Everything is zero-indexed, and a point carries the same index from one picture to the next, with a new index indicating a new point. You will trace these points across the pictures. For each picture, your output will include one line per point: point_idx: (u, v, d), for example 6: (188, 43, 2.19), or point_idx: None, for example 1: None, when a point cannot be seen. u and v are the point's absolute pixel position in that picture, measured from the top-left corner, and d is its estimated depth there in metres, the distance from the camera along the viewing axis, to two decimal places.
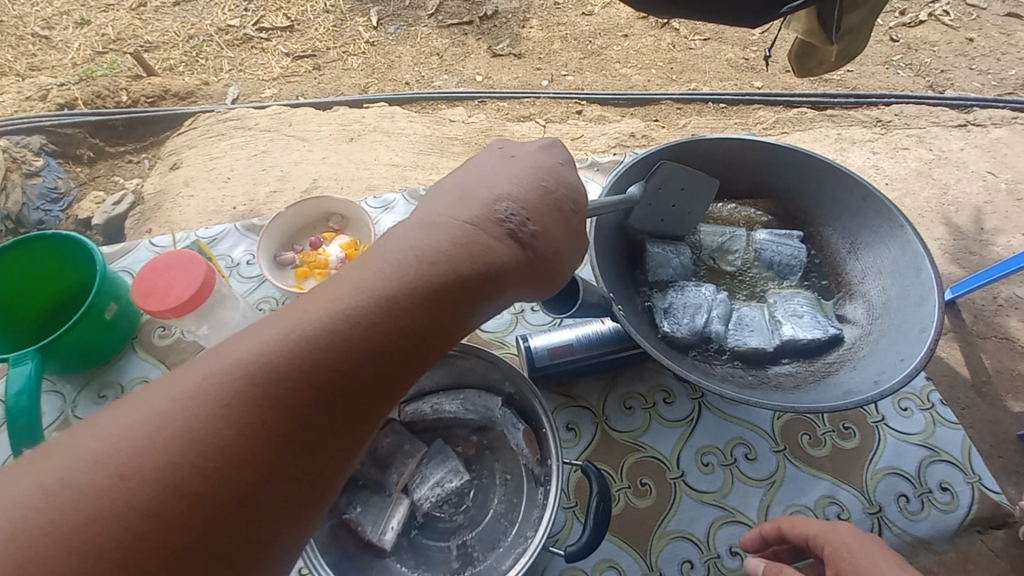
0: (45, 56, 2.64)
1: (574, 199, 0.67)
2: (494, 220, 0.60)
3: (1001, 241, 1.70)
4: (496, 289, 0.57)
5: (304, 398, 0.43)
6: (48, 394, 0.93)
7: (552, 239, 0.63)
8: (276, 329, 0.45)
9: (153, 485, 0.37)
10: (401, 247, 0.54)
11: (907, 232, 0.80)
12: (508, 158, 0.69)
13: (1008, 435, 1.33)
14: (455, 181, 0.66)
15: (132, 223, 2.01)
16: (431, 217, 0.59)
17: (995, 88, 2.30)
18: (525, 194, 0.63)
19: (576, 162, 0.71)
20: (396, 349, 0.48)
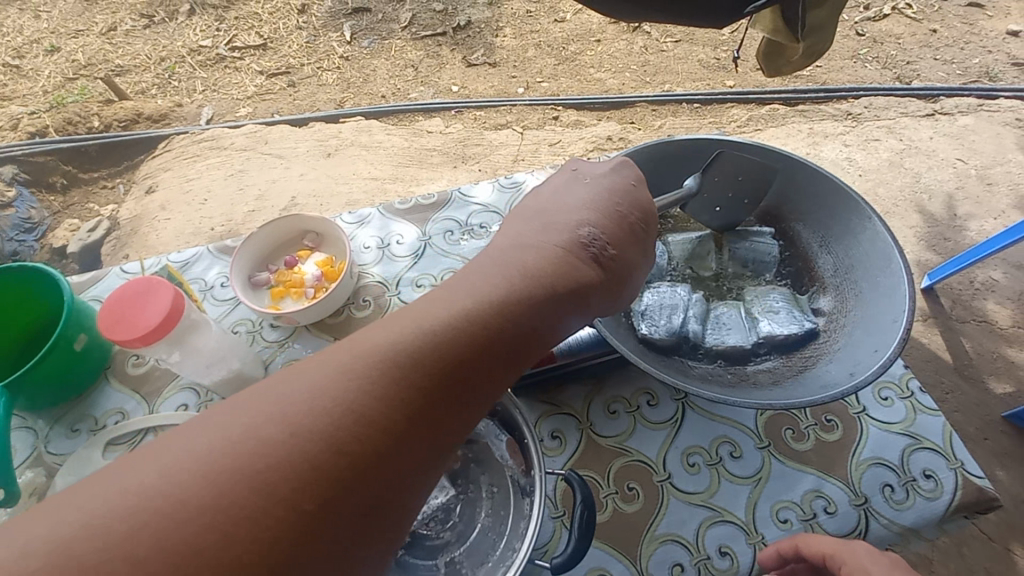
0: (15, 84, 2.61)
1: (651, 214, 0.68)
2: (575, 241, 0.60)
3: (974, 226, 1.73)
4: (575, 312, 0.57)
5: (422, 393, 0.44)
6: (20, 430, 0.91)
7: (630, 253, 0.64)
8: (402, 325, 0.47)
9: (282, 464, 0.38)
10: (487, 271, 0.55)
11: (875, 224, 0.80)
12: (584, 178, 0.70)
13: (993, 416, 1.35)
14: (534, 204, 0.67)
15: (108, 250, 1.98)
16: (514, 240, 0.60)
17: (960, 76, 2.35)
18: (607, 216, 0.64)
19: (646, 180, 0.70)
20: (496, 355, 0.49)
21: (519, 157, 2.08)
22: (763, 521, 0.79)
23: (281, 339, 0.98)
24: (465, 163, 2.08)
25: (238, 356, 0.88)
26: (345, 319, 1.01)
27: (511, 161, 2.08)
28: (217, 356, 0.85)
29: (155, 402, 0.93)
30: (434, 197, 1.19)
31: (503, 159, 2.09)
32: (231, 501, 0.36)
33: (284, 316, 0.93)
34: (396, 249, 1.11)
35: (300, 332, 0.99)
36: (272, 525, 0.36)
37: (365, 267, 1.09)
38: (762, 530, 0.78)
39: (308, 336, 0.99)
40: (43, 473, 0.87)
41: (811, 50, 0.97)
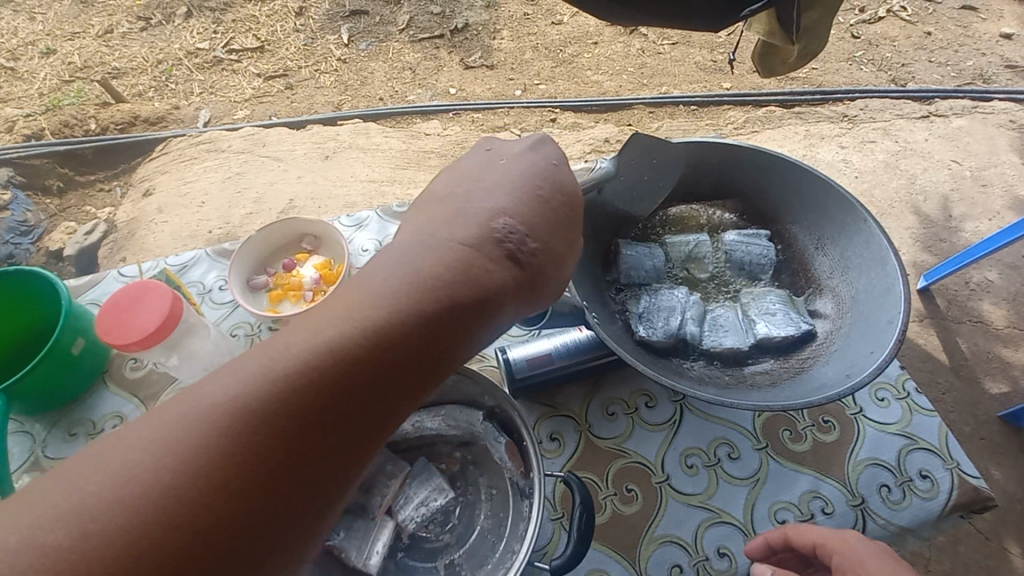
0: (10, 86, 2.60)
1: (572, 203, 0.65)
2: (488, 234, 0.57)
3: (969, 227, 1.74)
4: (494, 309, 0.54)
5: (303, 422, 0.42)
6: (16, 435, 0.91)
7: (548, 248, 0.61)
8: (279, 347, 0.44)
9: (148, 515, 0.37)
10: (386, 268, 0.51)
11: (871, 226, 0.81)
12: (500, 163, 0.66)
13: (989, 415, 1.36)
14: (446, 193, 0.63)
15: (105, 252, 1.98)
16: (422, 235, 0.57)
17: (954, 79, 2.36)
18: (524, 206, 0.61)
19: (566, 160, 0.67)
20: (392, 369, 0.46)
21: None
22: (761, 521, 0.79)
23: None
24: None
25: (236, 359, 0.88)
26: None
27: None
28: (215, 361, 0.85)
29: (153, 406, 0.93)
30: None
31: None
32: (103, 554, 0.35)
33: (283, 319, 0.93)
34: None
35: None
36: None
37: (363, 269, 1.09)
38: (760, 530, 0.79)
39: None
40: None
41: (805, 51, 0.98)
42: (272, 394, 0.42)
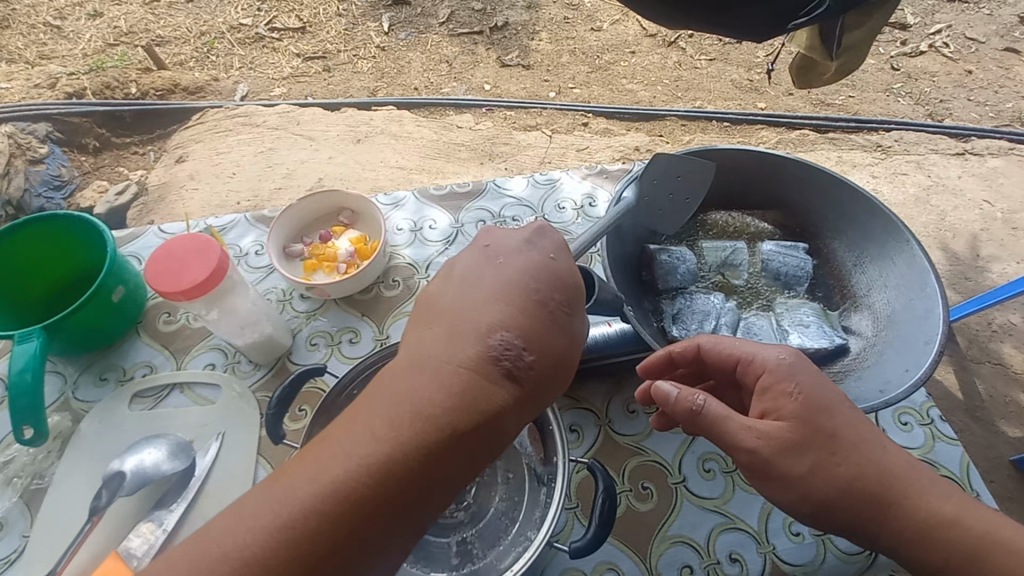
0: (56, 45, 2.65)
1: (570, 300, 0.62)
2: (487, 352, 0.55)
3: (996, 268, 1.72)
4: (497, 428, 0.54)
5: (317, 556, 0.46)
6: (50, 374, 0.93)
7: (548, 357, 0.58)
8: (294, 488, 0.48)
9: None
10: (379, 403, 0.53)
11: (913, 247, 0.81)
12: (496, 263, 0.63)
13: (1001, 459, 1.34)
14: (444, 297, 0.61)
15: (134, 214, 2.01)
16: (419, 353, 0.56)
17: (992, 119, 2.34)
18: (522, 316, 0.58)
19: (566, 252, 0.64)
20: (397, 502, 0.49)
21: (546, 159, 2.09)
22: (776, 531, 0.79)
23: (311, 310, 1.00)
24: (492, 161, 2.10)
25: (271, 321, 0.91)
26: (374, 296, 1.03)
27: (538, 162, 2.09)
28: (251, 319, 0.87)
29: (183, 359, 0.95)
30: (468, 186, 1.21)
31: (530, 160, 2.10)
32: None
33: (317, 287, 0.94)
34: (429, 233, 1.13)
35: (330, 305, 1.01)
36: None
37: (396, 248, 1.11)
38: (773, 540, 0.78)
39: (337, 310, 1.01)
40: (69, 418, 0.88)
41: (843, 68, 0.99)
42: (278, 539, 0.46)
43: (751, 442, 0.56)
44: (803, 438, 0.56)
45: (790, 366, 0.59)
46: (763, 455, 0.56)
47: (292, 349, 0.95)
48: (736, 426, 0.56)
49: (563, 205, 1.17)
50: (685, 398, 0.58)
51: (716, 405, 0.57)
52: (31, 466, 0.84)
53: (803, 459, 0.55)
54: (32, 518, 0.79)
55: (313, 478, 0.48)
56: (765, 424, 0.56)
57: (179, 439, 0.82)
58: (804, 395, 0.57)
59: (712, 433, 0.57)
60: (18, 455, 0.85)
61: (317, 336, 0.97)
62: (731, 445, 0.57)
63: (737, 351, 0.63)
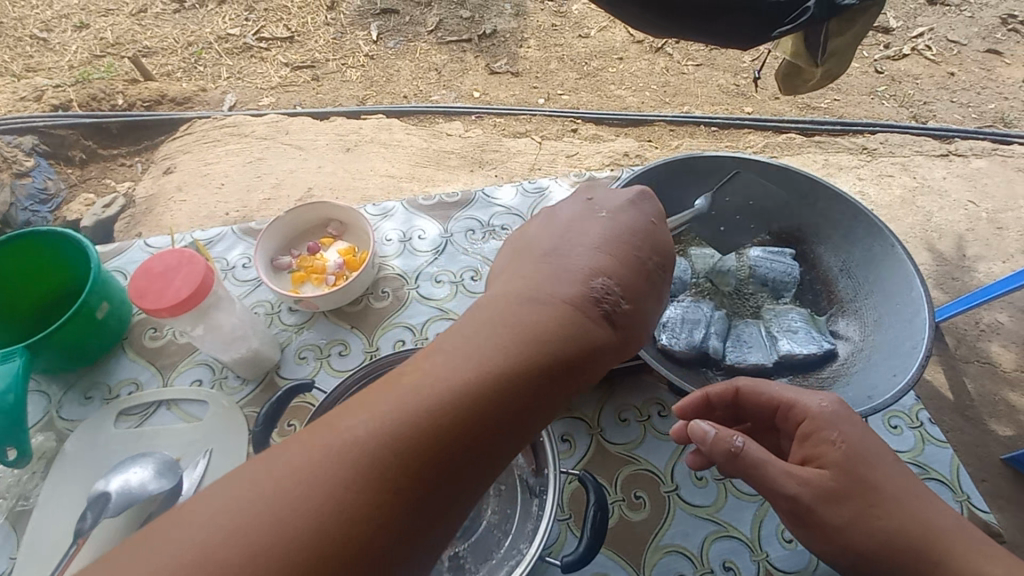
0: (41, 57, 2.63)
1: (662, 261, 0.64)
2: (590, 292, 0.56)
3: (982, 268, 1.74)
4: (595, 364, 0.54)
5: (433, 450, 0.42)
6: (33, 394, 0.92)
7: (638, 307, 0.59)
8: (414, 384, 0.45)
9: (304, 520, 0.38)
10: (487, 325, 0.51)
11: (898, 252, 0.81)
12: (600, 216, 0.65)
13: (992, 458, 1.35)
14: (545, 246, 0.63)
15: (122, 226, 1.99)
16: (526, 286, 0.56)
17: (975, 120, 2.38)
18: (623, 264, 0.60)
19: (666, 218, 0.68)
20: (510, 416, 0.46)
21: (536, 166, 2.10)
22: (768, 538, 0.79)
23: (299, 323, 0.99)
24: (481, 168, 2.10)
25: (258, 336, 0.90)
26: (363, 308, 1.02)
27: (527, 169, 2.09)
28: (238, 335, 0.86)
29: (170, 375, 0.94)
30: (457, 196, 1.20)
31: (520, 166, 2.10)
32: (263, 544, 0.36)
33: (305, 299, 0.94)
34: (418, 243, 1.13)
35: (318, 318, 1.00)
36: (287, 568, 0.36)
37: (385, 259, 1.10)
38: (766, 547, 0.78)
39: (325, 323, 1.00)
40: (53, 439, 0.87)
41: (829, 74, 0.99)
42: (373, 454, 0.41)
43: (792, 489, 0.56)
44: (844, 488, 0.56)
45: (833, 415, 0.60)
46: (804, 503, 0.56)
47: (280, 363, 0.94)
48: (777, 471, 0.56)
49: None
50: (724, 439, 0.57)
51: (755, 449, 0.57)
52: (15, 488, 0.82)
53: (844, 509, 0.56)
54: (15, 542, 0.77)
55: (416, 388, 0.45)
56: (806, 471, 0.57)
57: (166, 458, 0.80)
58: (848, 444, 0.58)
59: (751, 476, 0.57)
60: (1, 476, 0.83)
61: (306, 350, 0.96)
62: (771, 490, 0.57)
63: (778, 396, 0.63)
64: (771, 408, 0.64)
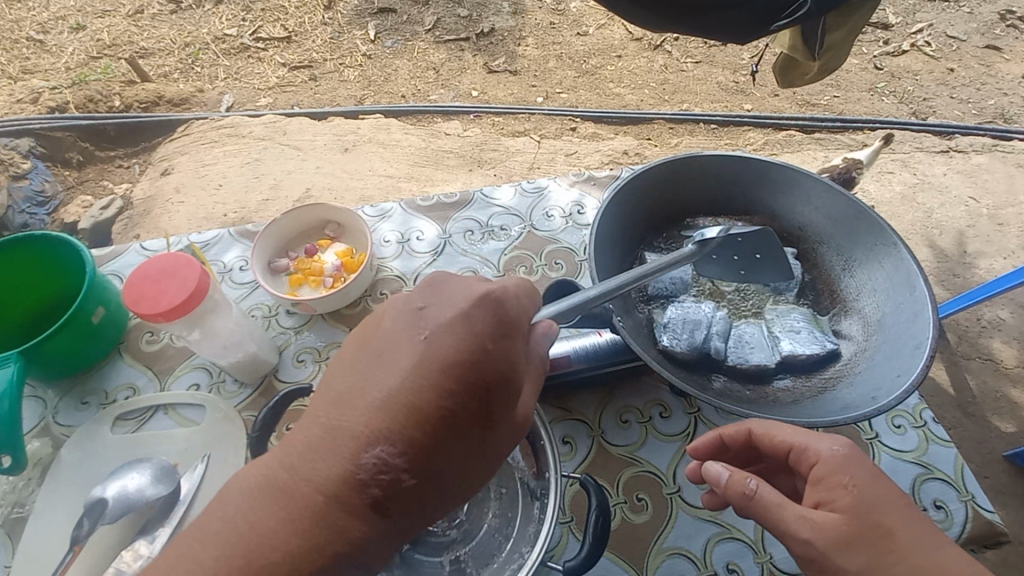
0: (38, 59, 2.62)
1: (495, 389, 0.46)
2: (359, 475, 0.44)
3: (983, 264, 1.74)
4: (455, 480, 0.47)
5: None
6: (30, 399, 0.91)
7: (479, 440, 0.47)
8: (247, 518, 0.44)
9: None
10: (216, 536, 0.44)
11: (900, 251, 0.81)
12: (416, 336, 0.46)
13: (994, 455, 1.34)
14: (347, 376, 0.47)
15: (119, 228, 1.98)
16: (293, 457, 0.46)
17: (975, 116, 2.37)
18: (417, 425, 0.44)
19: (500, 335, 0.47)
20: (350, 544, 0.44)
21: (535, 165, 2.09)
22: (772, 540, 0.78)
23: (297, 326, 0.98)
24: (480, 168, 2.09)
25: (255, 339, 0.89)
26: (362, 310, 1.02)
27: (526, 168, 2.08)
28: (235, 339, 0.85)
29: (167, 380, 0.93)
30: (455, 197, 1.20)
31: (519, 165, 2.10)
32: None
33: (303, 302, 0.93)
34: (416, 245, 1.12)
35: (316, 320, 0.99)
36: None
37: (383, 260, 1.09)
38: (770, 549, 0.78)
39: (323, 326, 0.99)
40: (49, 445, 0.86)
41: (826, 67, 0.99)
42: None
43: (804, 533, 0.54)
44: (859, 534, 0.53)
45: (844, 459, 0.58)
46: (818, 548, 0.53)
47: (278, 367, 0.94)
48: (791, 514, 0.55)
49: (551, 213, 1.16)
50: (738, 480, 0.58)
51: (769, 492, 0.57)
52: (11, 495, 0.81)
53: (858, 555, 0.52)
54: (12, 548, 0.77)
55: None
56: (819, 514, 0.55)
57: (164, 463, 0.79)
58: (860, 489, 0.55)
59: (765, 521, 0.56)
60: None
61: (304, 353, 0.95)
62: (786, 535, 0.55)
63: (789, 440, 0.62)
64: (784, 451, 0.62)
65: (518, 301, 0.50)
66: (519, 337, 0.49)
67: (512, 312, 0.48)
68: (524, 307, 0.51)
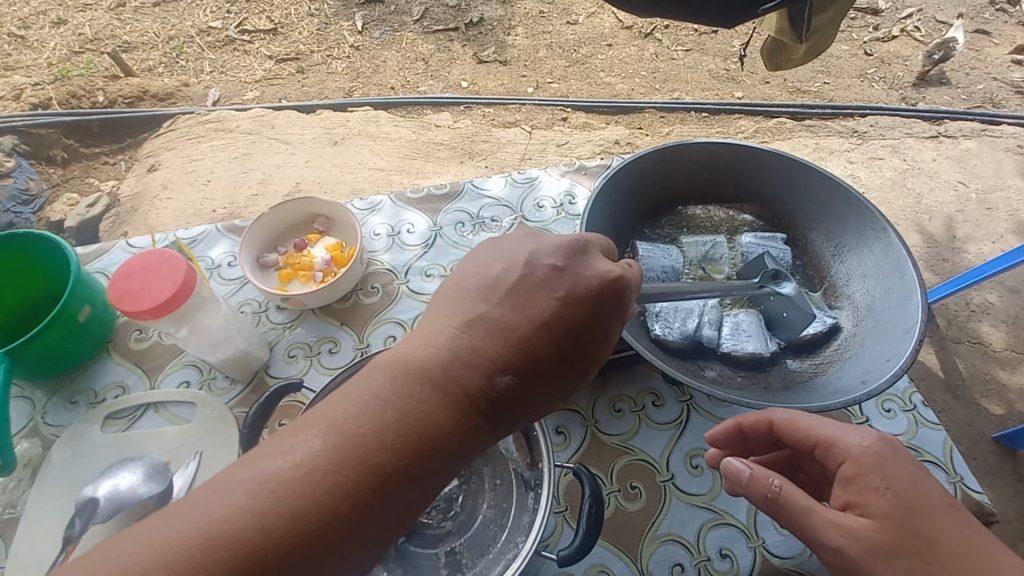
0: (19, 54, 2.56)
1: (588, 332, 0.53)
2: (487, 387, 0.49)
3: (972, 249, 1.75)
4: (541, 399, 0.51)
5: (396, 459, 0.45)
6: (17, 400, 0.90)
7: (555, 369, 0.52)
8: (388, 402, 0.46)
9: (301, 512, 0.41)
10: (376, 401, 0.46)
11: (890, 236, 0.81)
12: (554, 294, 0.52)
13: (983, 436, 1.37)
14: (478, 304, 0.52)
15: (106, 226, 1.95)
16: (440, 356, 0.49)
17: (964, 101, 2.38)
18: (536, 360, 0.50)
19: (620, 299, 0.54)
20: (460, 443, 0.47)
21: (526, 156, 2.08)
22: (764, 525, 0.79)
23: (287, 322, 0.97)
24: (471, 159, 2.08)
25: (244, 335, 0.88)
26: (352, 305, 1.01)
27: (518, 159, 2.07)
28: (223, 334, 0.85)
29: (156, 378, 0.92)
30: (446, 188, 1.19)
31: (510, 156, 2.08)
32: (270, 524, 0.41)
33: (292, 298, 0.92)
34: (407, 238, 1.11)
35: (307, 315, 0.99)
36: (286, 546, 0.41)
37: (374, 254, 1.09)
38: (762, 533, 0.78)
39: (314, 320, 0.98)
40: (39, 445, 0.86)
41: (812, 50, 0.98)
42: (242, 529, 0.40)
43: (836, 541, 0.54)
44: (896, 544, 0.52)
45: (876, 457, 0.57)
46: (848, 557, 0.53)
47: (269, 362, 0.93)
48: (820, 519, 0.54)
49: (542, 204, 1.15)
50: (762, 483, 0.57)
51: (796, 493, 0.56)
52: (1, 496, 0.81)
53: (895, 564, 0.52)
54: (5, 548, 0.77)
55: (296, 464, 0.43)
56: (851, 520, 0.54)
57: (155, 462, 0.79)
58: (895, 493, 0.54)
59: (792, 523, 0.56)
60: None
61: (295, 348, 0.95)
62: (814, 540, 0.55)
63: (816, 433, 0.61)
64: (810, 445, 0.61)
65: (634, 293, 0.58)
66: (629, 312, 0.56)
67: (630, 298, 0.56)
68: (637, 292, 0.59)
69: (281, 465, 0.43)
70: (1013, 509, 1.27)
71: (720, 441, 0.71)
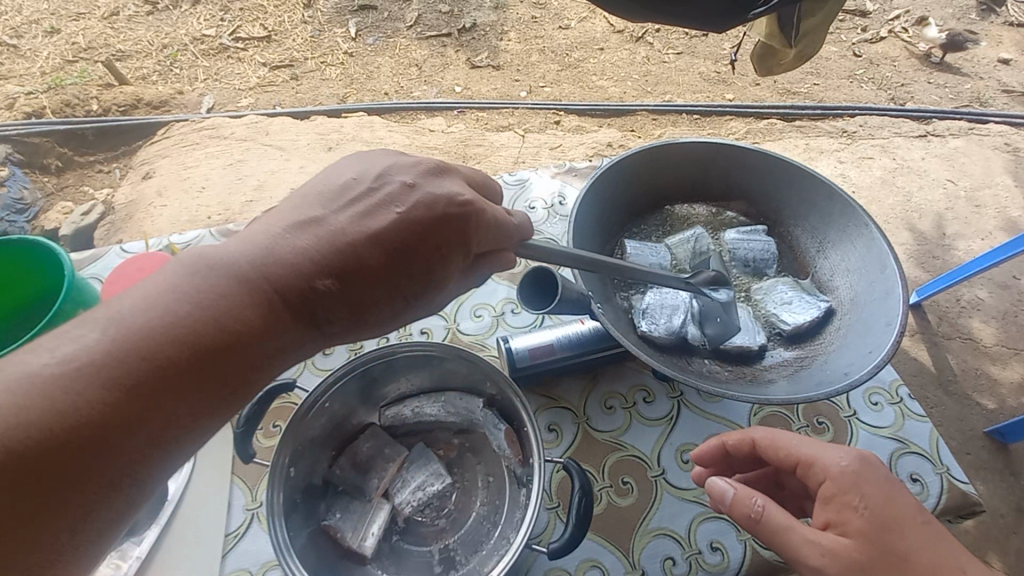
0: (12, 64, 2.56)
1: (417, 243, 0.56)
2: (304, 289, 0.52)
3: (962, 245, 1.77)
4: (359, 316, 0.55)
5: (190, 356, 0.46)
6: None
7: (376, 284, 0.54)
8: (186, 298, 0.48)
9: (77, 404, 0.42)
10: (171, 296, 0.48)
11: (872, 231, 0.83)
12: (393, 209, 0.56)
13: (975, 431, 1.38)
14: (316, 210, 0.55)
15: (101, 234, 1.95)
16: (254, 255, 0.51)
17: (952, 100, 2.41)
18: (361, 270, 0.53)
19: (456, 221, 0.58)
20: (258, 351, 0.50)
21: (520, 159, 2.09)
22: None
23: None
24: (466, 163, 2.09)
25: None
26: None
27: (512, 163, 2.09)
28: None
29: None
30: None
31: (504, 160, 2.10)
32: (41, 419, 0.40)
33: None
34: None
35: None
36: (62, 441, 0.41)
37: None
38: None
39: None
40: None
41: (802, 54, 1.00)
42: (20, 427, 0.39)
43: (817, 561, 0.55)
44: (875, 560, 0.54)
45: (853, 475, 0.58)
46: (829, 575, 0.55)
47: None
48: (800, 539, 0.56)
49: (533, 205, 1.17)
50: (744, 502, 0.59)
51: (777, 514, 0.58)
52: None
53: None
54: None
55: (69, 357, 0.43)
56: (831, 539, 0.56)
57: None
58: (872, 511, 0.56)
59: (774, 542, 0.58)
60: None
61: None
62: (797, 560, 0.57)
63: (795, 452, 0.62)
64: (789, 462, 0.63)
65: (490, 217, 0.61)
66: (475, 233, 0.60)
67: (482, 223, 0.60)
68: (494, 228, 0.62)
69: (55, 357, 0.43)
70: (1005, 502, 1.29)
71: (704, 459, 0.72)
